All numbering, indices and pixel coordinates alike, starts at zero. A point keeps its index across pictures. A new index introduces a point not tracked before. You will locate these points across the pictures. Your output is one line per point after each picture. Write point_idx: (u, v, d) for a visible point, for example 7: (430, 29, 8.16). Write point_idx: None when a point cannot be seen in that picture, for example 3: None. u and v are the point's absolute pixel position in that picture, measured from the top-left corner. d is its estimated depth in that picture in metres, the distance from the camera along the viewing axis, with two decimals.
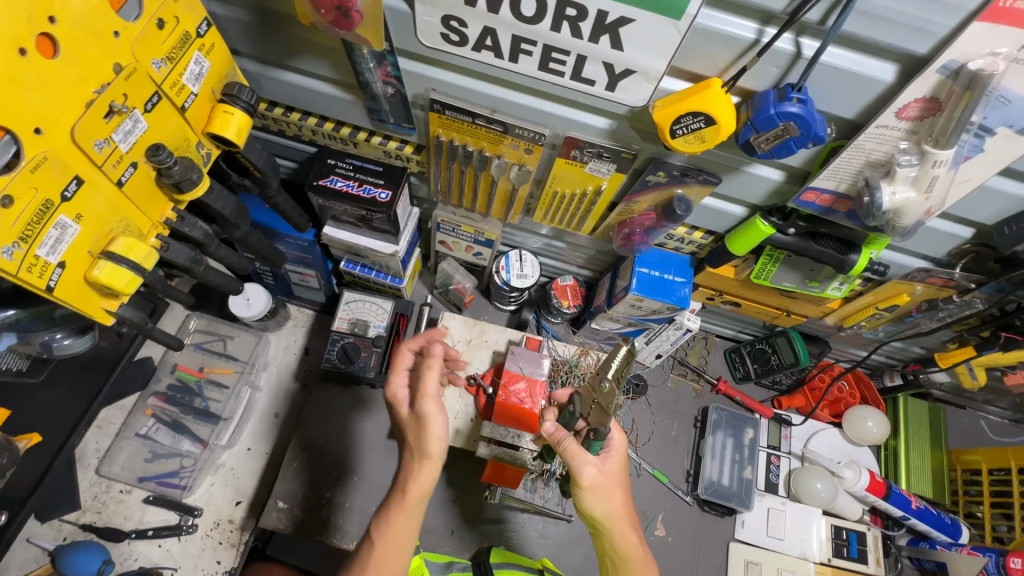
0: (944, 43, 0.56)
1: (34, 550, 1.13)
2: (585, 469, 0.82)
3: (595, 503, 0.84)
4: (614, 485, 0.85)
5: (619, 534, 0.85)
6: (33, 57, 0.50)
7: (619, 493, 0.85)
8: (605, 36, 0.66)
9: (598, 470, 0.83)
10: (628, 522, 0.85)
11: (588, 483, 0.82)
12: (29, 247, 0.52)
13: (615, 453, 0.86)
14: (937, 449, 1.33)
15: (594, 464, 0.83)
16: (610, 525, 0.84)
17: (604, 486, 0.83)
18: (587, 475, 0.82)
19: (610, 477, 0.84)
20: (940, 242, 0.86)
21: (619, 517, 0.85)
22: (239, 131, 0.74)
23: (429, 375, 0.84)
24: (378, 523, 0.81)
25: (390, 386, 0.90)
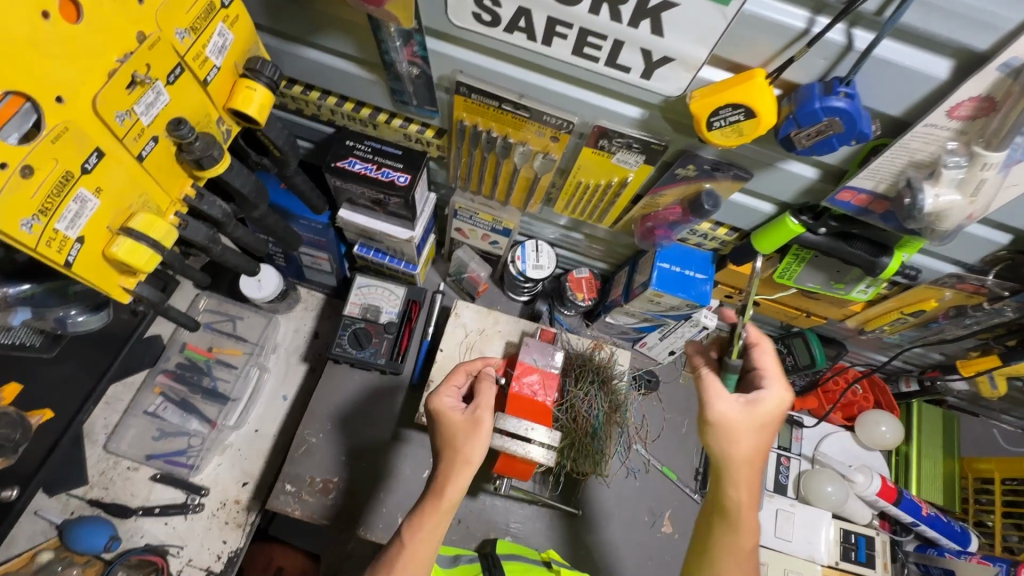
0: (1006, 39, 0.53)
1: (41, 523, 1.13)
2: (716, 404, 0.78)
3: (717, 444, 0.79)
4: (747, 431, 0.78)
5: (733, 488, 0.80)
6: (56, 21, 0.47)
7: (752, 443, 0.78)
8: (646, 20, 0.63)
9: (729, 410, 0.78)
10: (748, 476, 0.79)
11: (721, 419, 0.78)
12: (48, 220, 0.50)
13: (766, 401, 0.78)
14: (949, 457, 1.32)
15: (728, 402, 0.78)
16: (729, 473, 0.80)
17: (741, 427, 0.78)
18: (714, 412, 0.78)
19: (750, 421, 0.78)
20: (975, 248, 0.83)
21: (738, 471, 0.79)
22: (261, 108, 0.71)
23: (486, 388, 0.85)
24: (411, 522, 0.80)
25: (436, 397, 0.86)
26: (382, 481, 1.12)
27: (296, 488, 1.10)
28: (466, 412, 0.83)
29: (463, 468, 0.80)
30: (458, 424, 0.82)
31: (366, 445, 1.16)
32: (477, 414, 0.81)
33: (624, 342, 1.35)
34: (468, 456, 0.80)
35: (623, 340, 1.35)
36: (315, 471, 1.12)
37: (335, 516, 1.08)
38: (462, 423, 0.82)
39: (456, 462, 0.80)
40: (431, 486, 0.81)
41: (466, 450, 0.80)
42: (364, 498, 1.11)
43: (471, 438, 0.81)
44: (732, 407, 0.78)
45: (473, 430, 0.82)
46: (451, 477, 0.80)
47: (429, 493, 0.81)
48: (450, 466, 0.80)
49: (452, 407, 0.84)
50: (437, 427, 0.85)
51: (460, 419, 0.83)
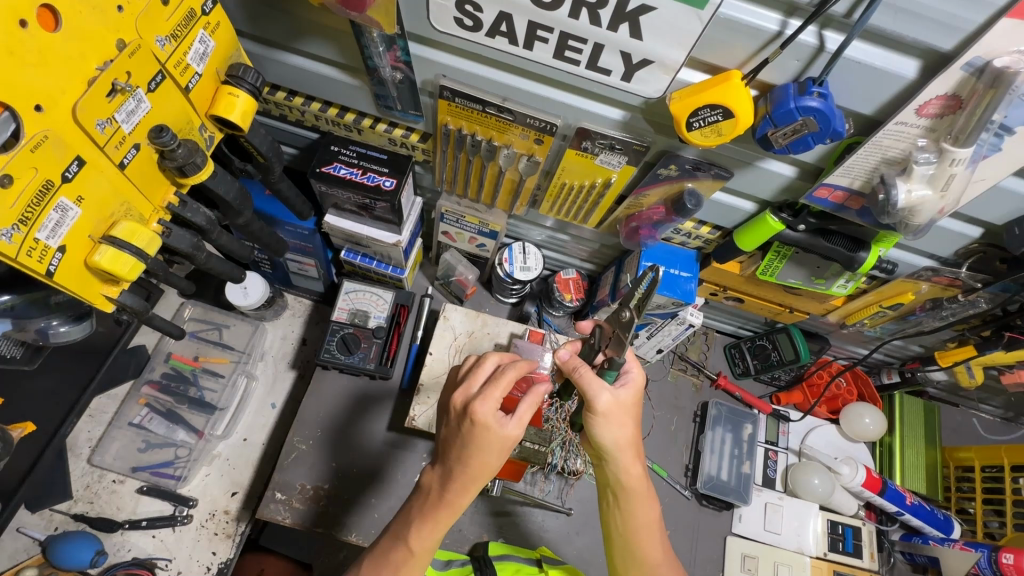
0: (969, 40, 0.56)
1: (23, 540, 1.11)
2: (601, 396, 0.76)
3: (615, 429, 0.79)
4: (625, 414, 0.79)
5: (625, 468, 0.81)
6: (34, 30, 0.47)
7: (632, 424, 0.80)
8: (625, 24, 0.64)
9: (614, 397, 0.78)
10: (634, 455, 0.81)
11: (604, 410, 0.77)
12: (28, 230, 0.50)
13: (633, 385, 0.80)
14: (931, 447, 1.35)
15: (610, 391, 0.77)
16: (618, 456, 0.80)
17: (620, 412, 0.78)
18: (602, 403, 0.77)
19: (626, 405, 0.79)
20: (949, 241, 0.86)
21: (625, 454, 0.80)
22: (244, 114, 0.71)
23: (528, 405, 0.75)
24: (415, 530, 0.78)
25: (467, 395, 0.75)
26: (373, 486, 1.12)
27: (286, 496, 1.09)
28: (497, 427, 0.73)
29: (478, 479, 0.76)
30: (492, 443, 0.73)
31: (357, 451, 1.15)
32: (509, 434, 0.73)
33: None
34: (485, 469, 0.75)
35: None
36: (306, 478, 1.11)
37: (327, 524, 1.08)
38: (499, 442, 0.73)
39: (472, 476, 0.75)
40: (443, 498, 0.77)
41: (486, 464, 0.74)
42: (355, 505, 1.10)
43: (493, 456, 0.74)
44: (612, 395, 0.77)
45: (498, 450, 0.74)
46: (464, 489, 0.76)
47: (437, 500, 0.77)
48: (467, 479, 0.75)
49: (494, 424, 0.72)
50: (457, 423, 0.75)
51: (496, 437, 0.73)
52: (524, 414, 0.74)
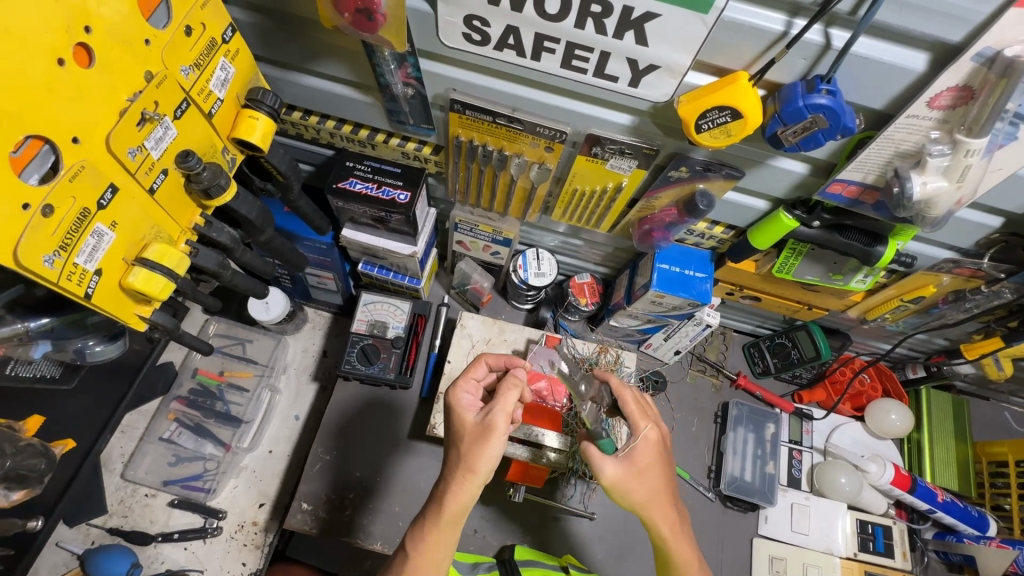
0: (978, 30, 0.55)
1: (62, 554, 1.14)
2: (603, 469, 0.78)
3: (632, 493, 0.78)
4: (638, 479, 0.78)
5: (659, 523, 0.79)
6: (70, 67, 0.50)
7: (655, 479, 0.79)
8: (630, 32, 0.65)
9: (620, 468, 0.78)
10: (666, 507, 0.79)
11: (612, 480, 0.78)
12: (68, 255, 0.53)
13: (642, 449, 0.80)
14: (961, 442, 1.32)
15: (614, 462, 0.79)
16: (648, 513, 0.79)
17: (630, 482, 0.78)
18: (608, 474, 0.78)
19: (636, 471, 0.79)
20: (969, 232, 0.85)
21: (658, 507, 0.78)
22: (264, 136, 0.74)
23: (502, 394, 0.83)
24: (416, 538, 0.81)
25: (454, 392, 0.87)
26: (397, 495, 1.14)
27: (312, 506, 1.12)
28: (480, 416, 0.82)
29: (465, 477, 0.79)
30: (470, 429, 0.81)
31: (379, 460, 1.17)
32: (488, 419, 0.80)
33: (630, 345, 1.37)
34: (471, 465, 0.79)
35: (629, 343, 1.36)
36: (331, 488, 1.13)
37: (353, 532, 1.10)
38: (473, 426, 0.81)
39: (460, 470, 0.80)
40: (434, 495, 0.82)
41: (471, 458, 0.79)
42: (379, 514, 1.12)
43: (477, 445, 0.80)
44: (617, 466, 0.78)
45: (481, 437, 0.80)
46: (450, 486, 0.79)
47: (431, 503, 0.81)
48: (451, 473, 0.80)
49: (465, 409, 0.83)
50: (450, 421, 0.86)
51: (471, 422, 0.82)
52: (498, 402, 0.82)
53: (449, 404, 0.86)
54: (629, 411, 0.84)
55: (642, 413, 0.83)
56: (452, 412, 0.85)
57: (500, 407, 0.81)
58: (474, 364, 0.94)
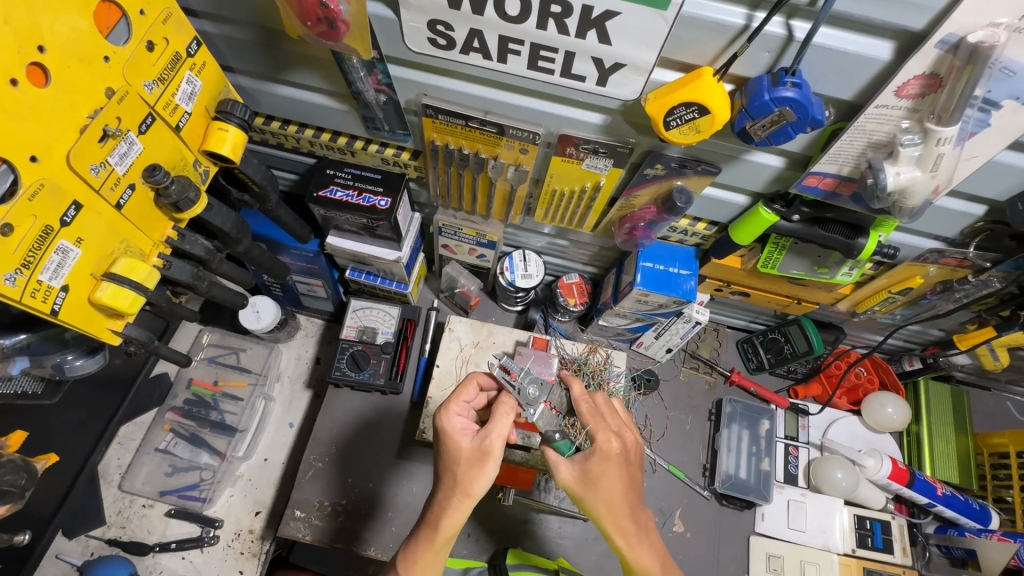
0: (940, 17, 0.54)
1: (62, 566, 1.16)
2: (559, 472, 0.82)
3: (587, 502, 0.81)
4: (597, 483, 0.80)
5: (617, 532, 0.81)
6: (25, 86, 0.51)
7: (614, 488, 0.80)
8: (592, 31, 0.65)
9: (575, 468, 0.82)
10: (627, 515, 0.81)
11: (568, 483, 0.82)
12: (31, 273, 0.53)
13: (597, 456, 0.80)
14: (962, 434, 1.29)
15: (568, 463, 0.82)
16: (604, 522, 0.81)
17: (584, 488, 0.81)
18: (564, 475, 0.82)
19: (592, 477, 0.80)
20: (952, 221, 0.83)
21: (615, 515, 0.80)
22: (234, 147, 0.74)
23: (498, 417, 0.80)
24: (408, 555, 0.81)
25: (446, 415, 0.82)
26: (389, 500, 1.14)
27: (305, 513, 1.12)
28: (476, 441, 0.80)
29: (462, 500, 0.78)
30: (466, 455, 0.79)
31: (371, 467, 1.17)
32: (486, 444, 0.79)
33: (621, 344, 1.36)
34: (468, 489, 0.78)
35: (620, 342, 1.35)
36: (323, 494, 1.14)
37: (346, 539, 1.10)
38: (469, 452, 0.79)
39: (456, 493, 0.79)
40: (428, 516, 0.81)
41: (467, 482, 0.78)
42: (372, 521, 1.12)
43: (475, 469, 0.79)
44: (570, 467, 0.82)
45: (478, 461, 0.79)
46: (447, 510, 0.79)
47: (425, 525, 0.81)
48: (447, 498, 0.79)
49: (460, 434, 0.80)
50: (442, 444, 0.83)
51: (468, 448, 0.80)
52: (496, 426, 0.80)
53: (440, 428, 0.82)
54: (581, 415, 0.84)
55: (596, 418, 0.83)
56: (444, 437, 0.82)
57: (498, 431, 0.79)
58: (465, 384, 0.89)
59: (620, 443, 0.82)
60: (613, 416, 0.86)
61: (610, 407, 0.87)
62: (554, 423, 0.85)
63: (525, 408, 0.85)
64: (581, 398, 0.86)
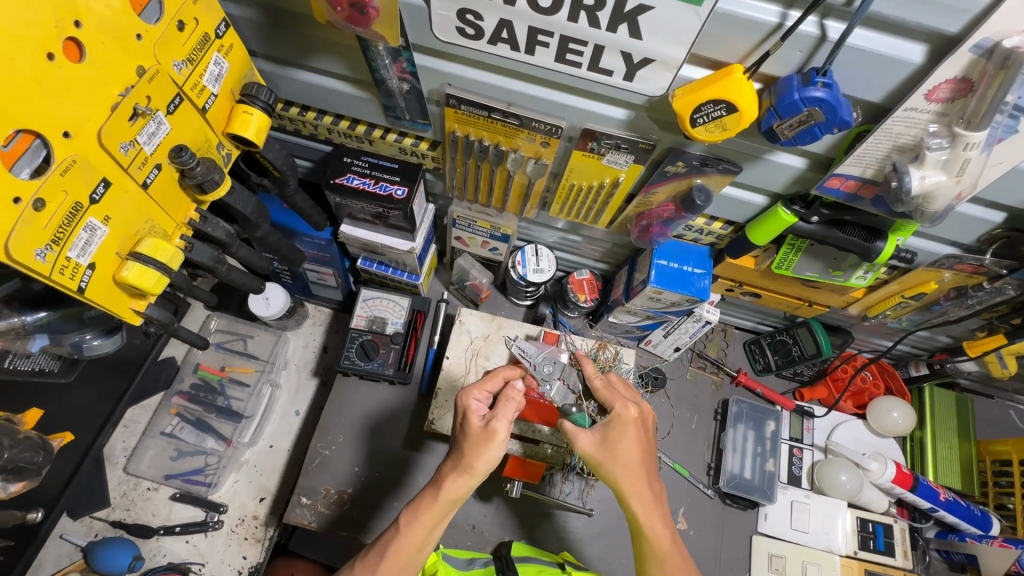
0: (976, 21, 0.54)
1: (66, 546, 1.16)
2: (578, 439, 0.82)
3: (605, 467, 0.81)
4: (617, 444, 0.81)
5: (631, 497, 0.81)
6: (60, 61, 0.50)
7: (632, 452, 0.81)
8: (623, 25, 0.65)
9: (594, 436, 0.83)
10: (644, 479, 0.81)
11: (587, 451, 0.82)
12: (60, 249, 0.53)
13: (619, 420, 0.83)
14: (965, 440, 1.30)
15: (589, 431, 0.83)
16: (620, 488, 0.81)
17: (603, 455, 0.81)
18: (582, 443, 0.82)
19: (612, 441, 0.81)
20: (970, 227, 0.84)
21: (631, 478, 0.80)
22: (258, 131, 0.74)
23: (505, 403, 0.83)
24: (408, 515, 0.82)
25: (463, 396, 0.86)
26: (396, 489, 1.14)
27: (311, 500, 1.12)
28: (484, 421, 0.82)
29: (462, 474, 0.80)
30: (473, 432, 0.81)
31: (378, 455, 1.17)
32: (492, 426, 0.80)
33: (629, 341, 1.36)
34: (471, 465, 0.79)
35: (628, 339, 1.36)
36: (330, 482, 1.14)
37: (351, 527, 1.10)
38: (476, 431, 0.81)
39: (461, 466, 0.80)
40: (432, 482, 0.84)
41: (471, 459, 0.80)
42: (378, 509, 1.12)
43: (478, 447, 0.80)
44: (589, 434, 0.83)
45: (483, 441, 0.80)
46: (448, 478, 0.81)
47: (428, 487, 0.83)
48: (451, 468, 0.81)
49: (471, 414, 0.83)
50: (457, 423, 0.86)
51: (475, 427, 0.82)
52: (502, 410, 0.81)
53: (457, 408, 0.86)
54: (596, 392, 0.87)
55: (614, 393, 0.85)
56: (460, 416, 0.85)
57: (504, 415, 0.81)
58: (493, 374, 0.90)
59: (639, 410, 0.84)
60: (627, 390, 0.88)
61: (624, 382, 0.90)
62: (569, 398, 0.91)
63: (541, 383, 0.92)
64: (594, 377, 0.89)
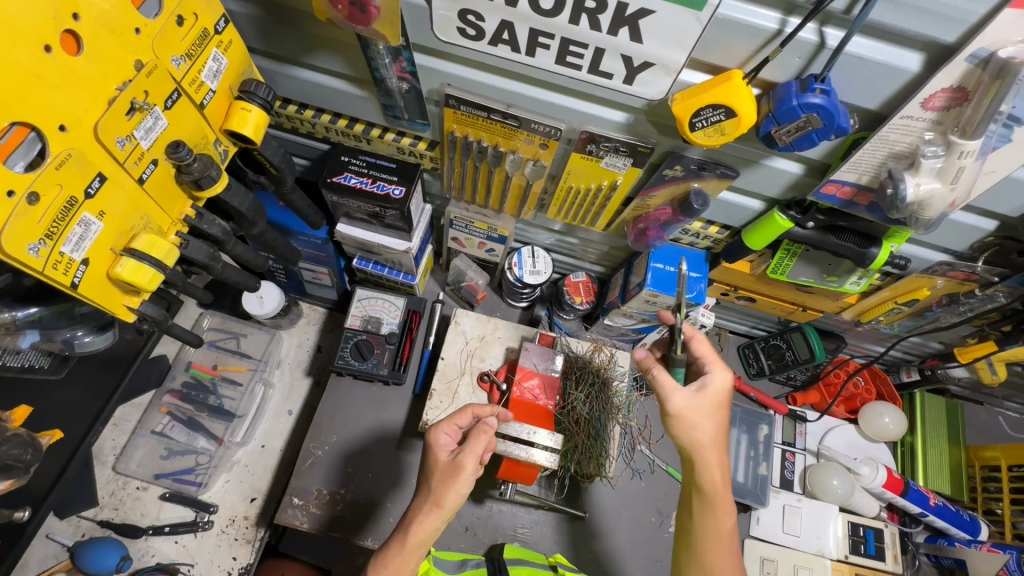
0: (973, 30, 0.55)
1: (53, 546, 1.14)
2: (673, 397, 0.82)
3: (685, 433, 0.83)
4: (702, 415, 0.83)
5: (705, 468, 0.84)
6: (57, 54, 0.50)
7: (713, 423, 0.83)
8: (624, 28, 0.65)
9: (692, 398, 0.82)
10: (718, 455, 0.84)
11: (676, 411, 0.82)
12: (54, 244, 0.52)
13: (713, 384, 0.84)
14: (955, 446, 1.31)
15: (686, 392, 0.83)
16: (697, 457, 0.84)
17: (695, 413, 0.82)
18: (677, 401, 0.82)
19: (702, 404, 0.83)
20: (963, 235, 0.85)
21: (706, 453, 0.83)
22: (256, 128, 0.74)
23: (475, 436, 0.84)
24: (378, 560, 0.82)
25: (433, 431, 0.88)
26: (389, 491, 1.13)
27: (303, 501, 1.11)
28: (452, 456, 0.83)
29: (431, 511, 0.81)
30: (440, 467, 0.83)
31: (371, 457, 1.17)
32: (459, 460, 0.82)
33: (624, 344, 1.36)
34: (439, 500, 0.81)
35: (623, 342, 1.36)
36: (322, 483, 1.13)
37: (343, 528, 1.09)
38: (444, 467, 0.83)
39: (427, 502, 0.82)
40: (401, 524, 0.84)
41: (438, 495, 0.81)
42: (370, 511, 1.11)
43: (446, 482, 0.82)
44: (689, 394, 0.82)
45: (450, 474, 0.82)
46: (416, 520, 0.81)
47: (396, 532, 0.83)
48: (421, 509, 0.82)
49: (439, 449, 0.85)
50: (426, 459, 0.87)
51: (442, 462, 0.84)
52: (470, 445, 0.83)
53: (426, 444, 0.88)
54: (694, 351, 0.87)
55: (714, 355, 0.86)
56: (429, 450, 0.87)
57: (471, 449, 0.82)
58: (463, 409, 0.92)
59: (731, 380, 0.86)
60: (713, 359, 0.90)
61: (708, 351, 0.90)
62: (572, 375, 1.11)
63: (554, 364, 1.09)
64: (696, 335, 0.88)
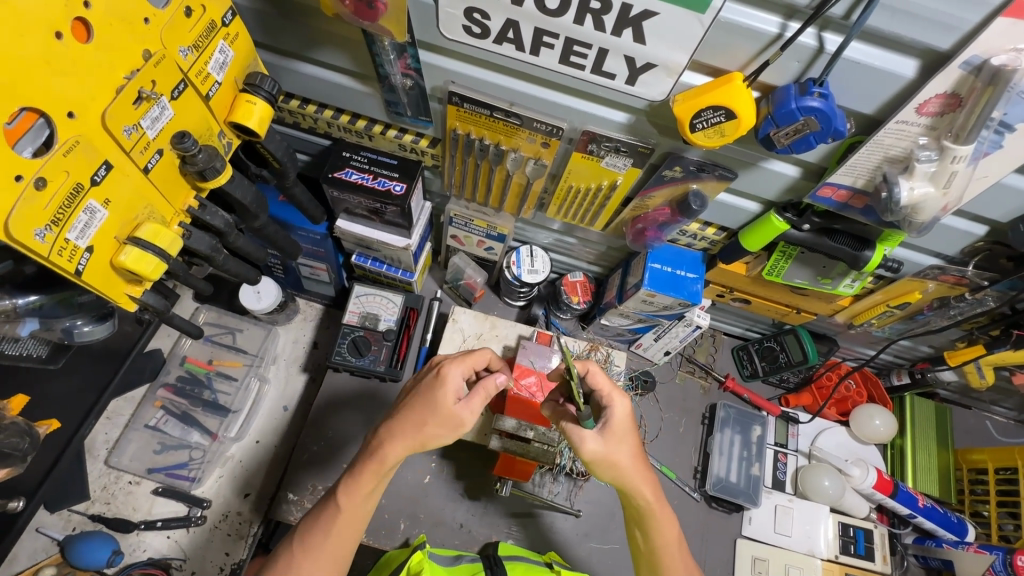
0: (967, 38, 0.57)
1: (43, 540, 1.13)
2: (586, 445, 0.81)
3: (603, 471, 0.84)
4: (619, 451, 0.83)
5: (638, 491, 0.85)
6: (68, 41, 0.50)
7: (629, 458, 0.83)
8: (628, 29, 0.66)
9: (602, 444, 0.82)
10: (647, 479, 0.85)
11: (591, 456, 0.82)
12: (60, 230, 0.52)
13: (616, 423, 0.83)
14: (943, 449, 1.33)
15: (597, 437, 0.82)
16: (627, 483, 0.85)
17: (611, 456, 0.82)
18: (589, 449, 0.82)
19: (614, 447, 0.82)
20: (954, 239, 0.86)
21: (635, 482, 0.84)
22: (260, 120, 0.74)
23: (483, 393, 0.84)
24: (348, 483, 0.82)
25: (450, 371, 0.83)
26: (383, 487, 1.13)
27: (298, 496, 1.12)
28: (457, 404, 0.82)
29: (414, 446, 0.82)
30: (443, 410, 0.82)
31: None
32: (463, 413, 0.82)
33: (620, 344, 1.37)
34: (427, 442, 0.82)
35: (619, 342, 1.37)
36: (318, 480, 1.13)
37: None
38: (447, 412, 0.81)
39: (416, 438, 0.81)
40: (376, 449, 0.83)
41: (427, 434, 0.81)
42: None
43: (441, 427, 0.82)
44: (597, 441, 0.82)
45: (450, 423, 0.82)
46: (397, 448, 0.82)
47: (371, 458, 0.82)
48: (404, 440, 0.82)
49: (451, 391, 0.82)
50: (430, 390, 0.83)
51: (447, 407, 0.82)
52: (477, 399, 0.84)
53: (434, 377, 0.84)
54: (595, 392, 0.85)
55: (610, 386, 0.85)
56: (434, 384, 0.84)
57: (476, 404, 0.83)
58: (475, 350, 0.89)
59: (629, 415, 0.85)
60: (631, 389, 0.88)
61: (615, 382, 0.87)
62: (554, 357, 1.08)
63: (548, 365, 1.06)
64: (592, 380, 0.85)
